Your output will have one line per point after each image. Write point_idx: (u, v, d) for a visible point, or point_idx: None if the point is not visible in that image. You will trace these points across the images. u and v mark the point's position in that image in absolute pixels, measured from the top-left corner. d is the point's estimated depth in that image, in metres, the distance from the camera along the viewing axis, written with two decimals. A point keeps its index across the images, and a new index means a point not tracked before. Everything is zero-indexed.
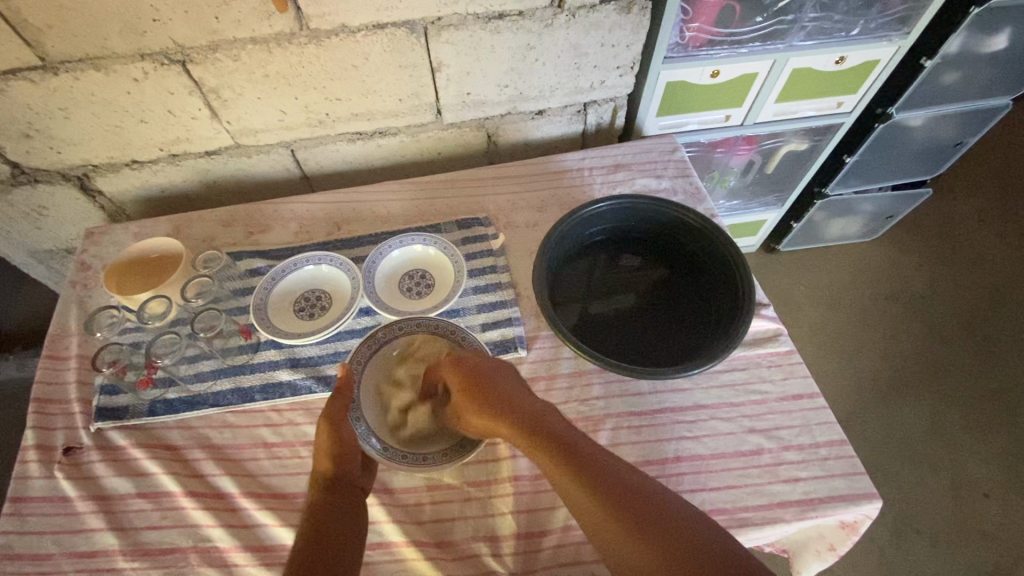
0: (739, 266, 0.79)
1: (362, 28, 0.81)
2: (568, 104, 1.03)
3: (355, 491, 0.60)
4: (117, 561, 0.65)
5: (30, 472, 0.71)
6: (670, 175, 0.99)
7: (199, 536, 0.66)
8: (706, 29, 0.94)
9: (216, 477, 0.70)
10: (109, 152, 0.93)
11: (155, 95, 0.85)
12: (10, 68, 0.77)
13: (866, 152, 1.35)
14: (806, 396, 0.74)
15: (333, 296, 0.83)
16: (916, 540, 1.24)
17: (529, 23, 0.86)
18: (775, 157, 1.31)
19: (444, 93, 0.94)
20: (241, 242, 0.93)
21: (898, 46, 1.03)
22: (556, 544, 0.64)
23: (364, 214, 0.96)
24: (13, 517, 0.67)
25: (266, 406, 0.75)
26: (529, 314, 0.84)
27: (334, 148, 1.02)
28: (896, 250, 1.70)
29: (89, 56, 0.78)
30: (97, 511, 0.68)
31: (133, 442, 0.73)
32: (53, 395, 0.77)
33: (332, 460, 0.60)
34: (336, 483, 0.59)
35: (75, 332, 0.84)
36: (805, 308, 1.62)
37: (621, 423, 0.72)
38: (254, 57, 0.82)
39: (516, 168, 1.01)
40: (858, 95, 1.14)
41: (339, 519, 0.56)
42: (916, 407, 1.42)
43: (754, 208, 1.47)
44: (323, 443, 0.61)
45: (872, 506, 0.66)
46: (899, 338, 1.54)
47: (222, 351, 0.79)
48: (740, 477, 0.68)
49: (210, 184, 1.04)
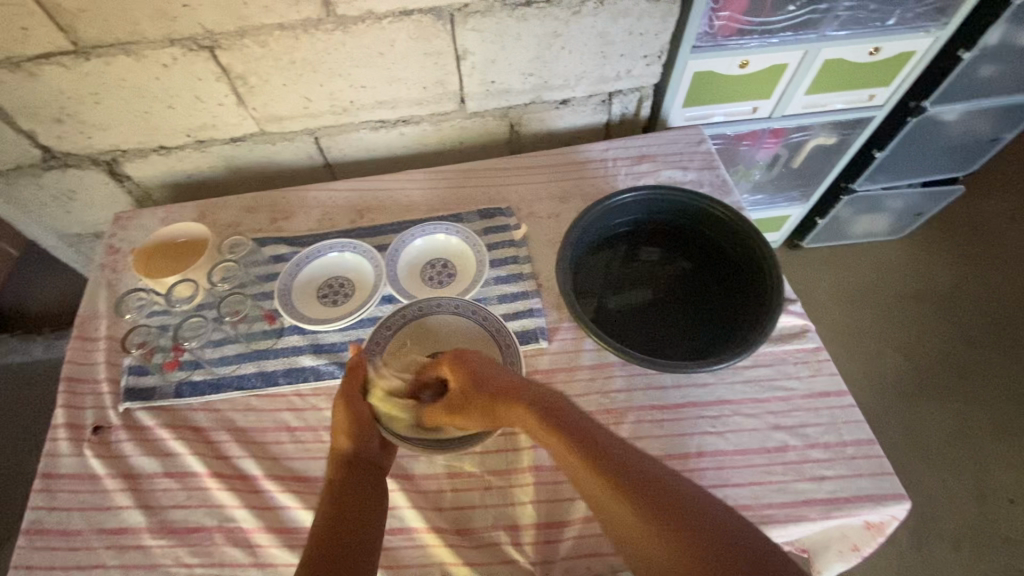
0: (768, 258, 0.77)
1: (388, 15, 0.81)
2: (594, 93, 1.02)
3: (373, 470, 0.62)
4: (145, 538, 0.66)
5: (61, 449, 0.73)
6: (696, 166, 0.97)
7: (223, 516, 0.67)
8: (736, 19, 0.92)
9: (240, 459, 0.71)
10: (138, 138, 0.94)
11: (184, 82, 0.85)
12: (44, 53, 0.78)
13: (897, 147, 1.32)
14: (834, 394, 0.72)
15: (357, 283, 0.83)
16: (937, 543, 1.22)
17: (557, 10, 0.84)
18: (802, 150, 1.28)
19: (468, 82, 0.94)
20: (266, 228, 0.94)
21: (935, 38, 1.00)
22: (576, 535, 0.64)
23: (386, 203, 0.96)
24: (44, 493, 0.69)
25: (289, 390, 0.76)
26: (550, 306, 0.83)
27: (357, 136, 1.02)
28: (923, 249, 1.66)
29: (120, 42, 0.79)
30: (125, 489, 0.69)
31: (160, 422, 0.74)
32: (82, 374, 0.79)
33: (349, 439, 0.62)
34: (353, 463, 0.61)
35: (104, 314, 0.85)
36: (826, 306, 1.59)
37: (643, 416, 0.72)
38: (281, 44, 0.82)
39: (539, 158, 1.00)
40: (891, 87, 1.11)
41: (355, 501, 0.58)
42: (940, 409, 1.39)
43: (779, 203, 1.44)
44: (341, 424, 0.63)
45: (900, 507, 0.64)
46: (924, 337, 1.50)
47: (247, 335, 0.80)
48: (764, 473, 0.67)
49: (235, 171, 1.05)
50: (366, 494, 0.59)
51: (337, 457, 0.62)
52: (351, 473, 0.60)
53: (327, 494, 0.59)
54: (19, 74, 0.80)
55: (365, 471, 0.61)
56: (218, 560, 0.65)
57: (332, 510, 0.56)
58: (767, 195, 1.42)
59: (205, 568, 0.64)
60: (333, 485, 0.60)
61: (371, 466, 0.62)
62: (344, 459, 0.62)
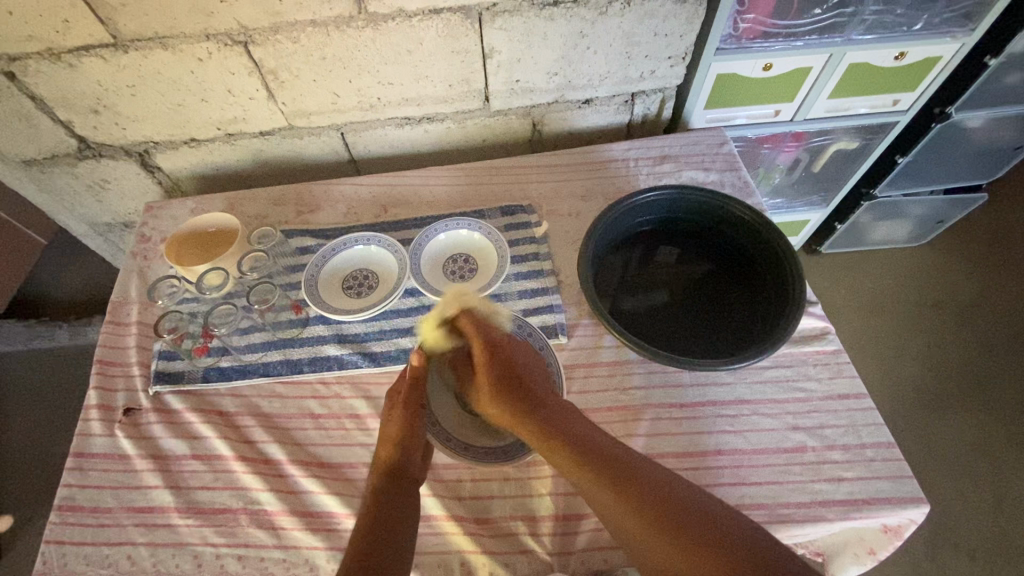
0: (790, 260, 0.77)
1: (418, 13, 0.83)
2: (616, 93, 1.03)
3: (411, 483, 0.63)
4: (173, 517, 0.68)
5: (93, 429, 0.75)
6: (718, 168, 0.98)
7: (248, 498, 0.69)
8: (761, 22, 0.92)
9: (265, 444, 0.73)
10: (171, 131, 0.97)
11: (217, 76, 0.88)
12: (84, 45, 0.80)
13: (920, 153, 1.31)
14: (853, 396, 0.72)
15: (381, 276, 0.85)
16: (952, 554, 1.21)
17: (583, 11, 0.86)
18: (823, 155, 1.27)
19: (493, 80, 0.95)
20: (292, 221, 0.96)
21: (962, 43, 0.99)
22: (594, 528, 0.65)
23: (410, 198, 0.97)
24: (76, 471, 0.71)
25: (313, 378, 0.78)
26: (570, 303, 0.84)
27: (382, 132, 1.03)
28: (944, 257, 1.65)
29: (158, 35, 0.81)
30: (154, 469, 0.71)
31: (188, 406, 0.76)
32: (113, 357, 0.81)
33: (394, 450, 0.63)
34: (396, 474, 0.63)
35: (135, 301, 0.88)
36: (845, 312, 1.58)
37: (661, 413, 0.72)
38: (313, 40, 0.84)
39: (561, 158, 1.01)
40: (916, 93, 1.10)
41: (392, 511, 0.60)
42: (959, 419, 1.38)
43: (799, 208, 1.43)
44: (387, 430, 0.65)
45: (919, 511, 0.64)
46: (944, 346, 1.49)
47: (273, 324, 0.82)
48: (782, 473, 0.67)
49: (262, 164, 1.07)
50: (405, 507, 0.61)
51: (379, 468, 0.63)
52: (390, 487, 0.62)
53: (369, 502, 0.60)
54: (60, 65, 0.83)
55: (405, 484, 0.63)
56: (243, 541, 0.66)
57: (371, 518, 0.59)
58: (787, 200, 1.41)
59: (230, 548, 0.66)
60: (374, 494, 0.61)
61: (410, 479, 0.63)
62: (387, 468, 0.63)
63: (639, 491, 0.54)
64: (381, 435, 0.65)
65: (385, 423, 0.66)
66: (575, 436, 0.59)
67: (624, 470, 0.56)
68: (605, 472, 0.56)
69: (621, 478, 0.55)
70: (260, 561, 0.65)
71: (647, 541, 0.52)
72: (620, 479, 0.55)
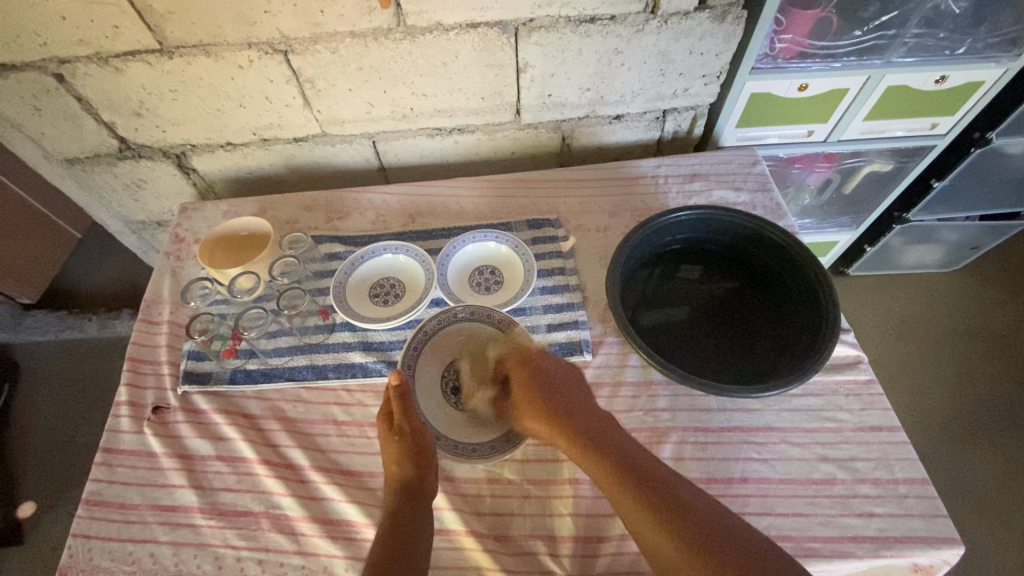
0: (826, 289, 0.75)
1: (455, 27, 0.84)
2: (648, 110, 1.02)
3: (428, 496, 0.64)
4: (195, 518, 0.69)
5: (122, 425, 0.76)
6: (750, 188, 0.97)
7: (270, 503, 0.70)
8: (799, 42, 0.91)
9: (289, 449, 0.73)
10: (207, 135, 0.99)
11: (256, 83, 0.89)
12: (130, 49, 0.83)
13: (955, 178, 1.28)
14: (886, 429, 0.70)
15: (407, 285, 0.86)
16: None
17: (620, 28, 0.86)
18: (856, 175, 1.24)
19: (525, 94, 0.95)
20: (322, 226, 0.97)
21: (1007, 68, 0.97)
22: (614, 552, 0.64)
23: (439, 208, 0.98)
24: (104, 466, 0.73)
25: (338, 385, 0.79)
26: (596, 320, 0.83)
27: (413, 142, 1.04)
28: (977, 285, 1.60)
29: (202, 43, 0.83)
30: (179, 469, 0.72)
31: (214, 407, 0.77)
32: (144, 355, 0.83)
33: (406, 467, 0.64)
34: (415, 490, 0.63)
35: (167, 300, 0.90)
36: (873, 339, 1.54)
37: (686, 437, 0.71)
38: (351, 50, 0.85)
39: (589, 172, 1.01)
40: (955, 117, 1.07)
41: (411, 525, 0.61)
42: (989, 453, 1.33)
43: (828, 229, 1.40)
44: (395, 450, 0.65)
45: (952, 551, 0.62)
46: (975, 377, 1.44)
47: (300, 329, 0.83)
48: (810, 505, 0.66)
49: (295, 169, 1.09)
50: (422, 522, 0.61)
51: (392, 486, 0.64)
52: (411, 501, 0.63)
53: (387, 521, 0.61)
54: (107, 69, 0.85)
55: (422, 498, 0.63)
56: (264, 545, 0.67)
57: (392, 533, 0.59)
58: (815, 221, 1.39)
59: (250, 552, 0.66)
60: (392, 514, 0.62)
61: (427, 493, 0.64)
62: (403, 486, 0.64)
63: (657, 495, 0.54)
64: (388, 454, 0.65)
65: (385, 445, 0.66)
66: (608, 447, 0.59)
67: (642, 472, 0.56)
68: (624, 473, 0.56)
69: (637, 477, 0.56)
70: (280, 567, 0.66)
71: (656, 539, 0.52)
72: (645, 488, 0.55)
